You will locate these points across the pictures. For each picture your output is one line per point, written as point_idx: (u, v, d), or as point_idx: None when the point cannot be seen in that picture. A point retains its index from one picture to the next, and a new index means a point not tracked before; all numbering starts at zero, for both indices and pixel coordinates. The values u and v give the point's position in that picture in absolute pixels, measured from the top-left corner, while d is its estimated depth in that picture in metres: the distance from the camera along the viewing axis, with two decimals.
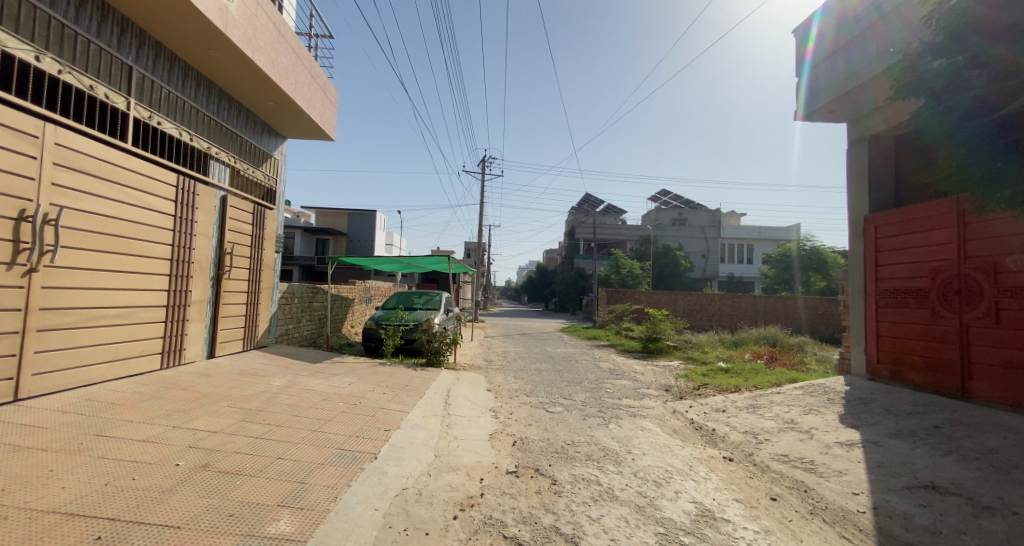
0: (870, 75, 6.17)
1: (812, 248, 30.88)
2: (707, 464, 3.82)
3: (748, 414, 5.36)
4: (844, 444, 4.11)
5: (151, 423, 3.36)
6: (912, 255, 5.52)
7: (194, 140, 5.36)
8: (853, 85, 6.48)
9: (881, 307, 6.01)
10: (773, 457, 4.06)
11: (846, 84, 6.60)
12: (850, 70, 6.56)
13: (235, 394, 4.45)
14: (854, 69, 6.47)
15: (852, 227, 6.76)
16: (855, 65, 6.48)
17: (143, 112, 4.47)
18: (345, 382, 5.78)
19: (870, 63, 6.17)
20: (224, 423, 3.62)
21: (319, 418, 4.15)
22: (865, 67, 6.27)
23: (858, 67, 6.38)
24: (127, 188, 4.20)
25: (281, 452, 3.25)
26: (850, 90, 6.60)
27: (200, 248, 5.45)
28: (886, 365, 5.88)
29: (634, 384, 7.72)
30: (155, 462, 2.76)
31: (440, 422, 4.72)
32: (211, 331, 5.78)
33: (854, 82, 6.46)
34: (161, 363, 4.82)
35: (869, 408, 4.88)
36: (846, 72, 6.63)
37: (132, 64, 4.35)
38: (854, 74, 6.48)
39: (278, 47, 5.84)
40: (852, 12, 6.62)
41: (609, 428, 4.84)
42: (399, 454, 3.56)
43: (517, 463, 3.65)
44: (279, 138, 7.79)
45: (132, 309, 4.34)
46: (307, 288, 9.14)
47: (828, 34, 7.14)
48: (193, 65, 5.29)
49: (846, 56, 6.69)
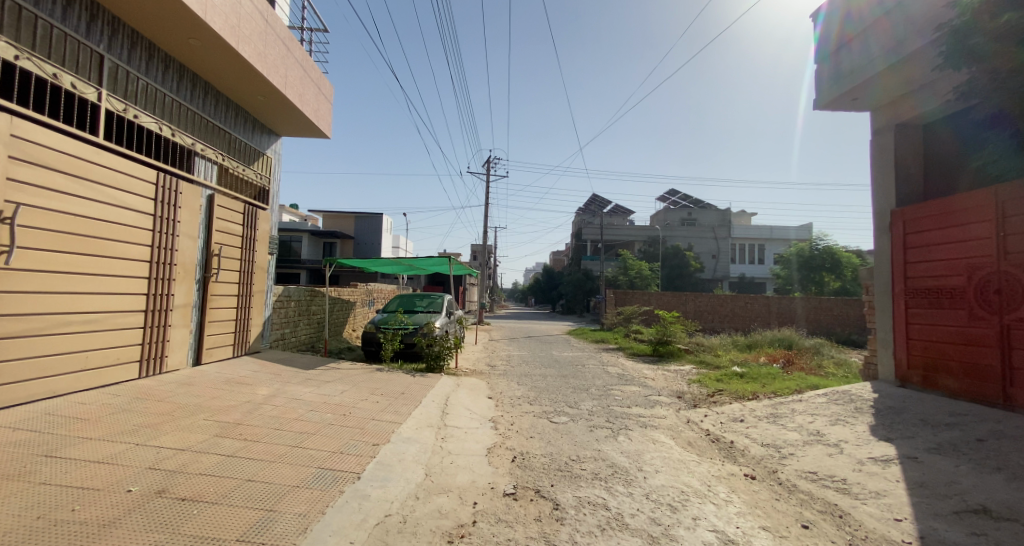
0: (874, 73, 5.95)
1: (824, 248, 30.14)
2: (727, 483, 3.42)
3: (769, 425, 4.94)
4: (879, 460, 3.64)
5: (111, 441, 3.07)
6: (945, 252, 5.06)
7: (176, 135, 5.12)
8: (857, 83, 6.27)
9: (910, 308, 5.56)
10: (800, 474, 3.62)
11: (850, 82, 6.39)
12: (854, 69, 6.34)
13: (213, 406, 4.15)
14: (858, 68, 6.25)
15: (876, 222, 6.29)
16: (858, 65, 6.26)
17: (117, 104, 4.25)
18: (337, 390, 5.47)
19: (874, 63, 5.96)
20: (195, 440, 3.31)
21: (302, 432, 3.83)
22: (869, 66, 6.05)
23: (862, 66, 6.17)
24: (97, 185, 3.96)
25: (251, 473, 2.93)
26: (852, 88, 6.40)
27: (184, 250, 5.19)
28: (918, 371, 5.43)
29: (643, 390, 7.31)
30: (102, 489, 2.47)
31: (435, 434, 4.38)
32: (197, 336, 5.52)
33: (857, 80, 6.26)
34: (139, 372, 4.56)
35: (903, 418, 4.43)
36: (849, 70, 6.43)
37: (104, 53, 4.13)
38: (858, 73, 6.26)
39: (265, 37, 5.59)
40: (856, 11, 6.41)
41: (619, 440, 4.45)
42: (385, 473, 3.22)
43: (516, 483, 3.29)
44: (271, 136, 7.54)
45: (104, 315, 4.07)
46: (304, 291, 8.87)
47: (831, 32, 6.90)
48: (173, 56, 5.05)
49: (850, 55, 6.48)
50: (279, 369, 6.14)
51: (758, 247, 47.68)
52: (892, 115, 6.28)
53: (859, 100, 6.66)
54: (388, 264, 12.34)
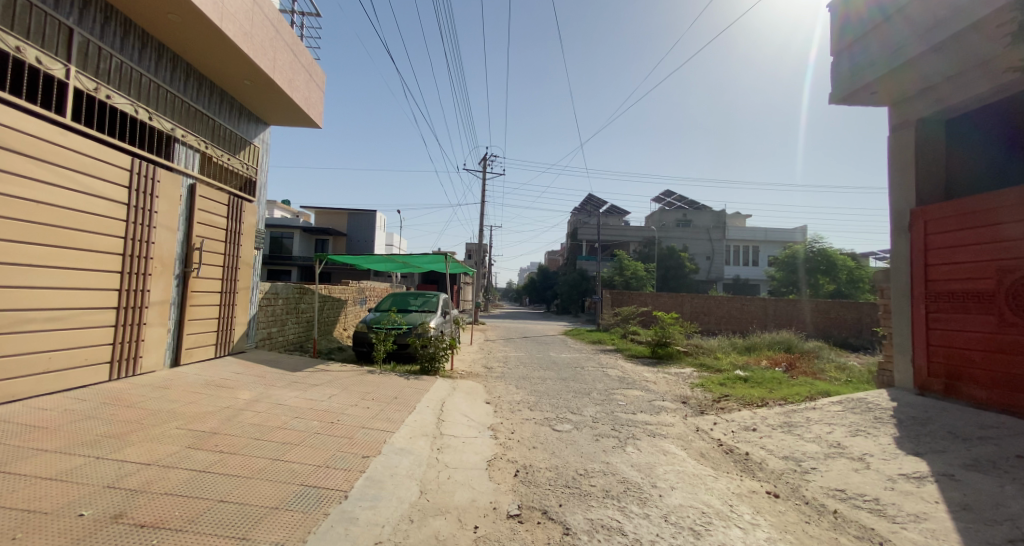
0: (876, 77, 5.86)
1: (818, 251, 30.23)
2: (750, 502, 3.15)
3: (784, 435, 4.69)
4: (911, 478, 3.38)
5: (68, 453, 2.71)
6: (972, 253, 4.84)
7: (155, 119, 4.75)
8: (857, 87, 6.19)
9: (932, 313, 5.34)
10: (826, 492, 3.37)
11: (851, 86, 6.30)
12: (855, 72, 6.24)
13: (189, 412, 3.79)
14: (859, 72, 6.16)
15: (894, 222, 6.07)
16: (859, 68, 6.16)
17: (88, 83, 3.88)
18: (325, 395, 5.11)
19: (875, 66, 5.88)
20: (165, 452, 2.97)
21: (285, 442, 3.50)
22: (869, 70, 5.97)
23: (863, 69, 6.08)
24: (61, 169, 3.58)
25: (225, 493, 2.59)
26: (853, 92, 6.31)
27: (161, 243, 4.82)
28: (939, 379, 5.20)
29: (647, 395, 7.04)
30: (50, 513, 2.12)
31: (430, 444, 4.07)
32: (175, 336, 5.15)
33: (857, 84, 6.17)
34: (109, 374, 4.18)
35: (928, 430, 4.19)
36: (849, 74, 6.33)
37: (73, 26, 3.75)
38: (858, 76, 6.16)
39: (252, 17, 5.22)
40: (854, 13, 6.29)
41: (627, 451, 4.16)
42: (376, 491, 2.91)
43: (520, 502, 2.99)
44: (258, 125, 7.11)
45: (69, 313, 3.69)
46: (292, 289, 8.49)
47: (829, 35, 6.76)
48: (151, 34, 4.66)
49: (849, 59, 6.37)
50: (264, 371, 5.78)
51: (753, 249, 47.68)
52: (913, 111, 5.98)
53: (872, 97, 6.37)
54: (382, 264, 12.75)
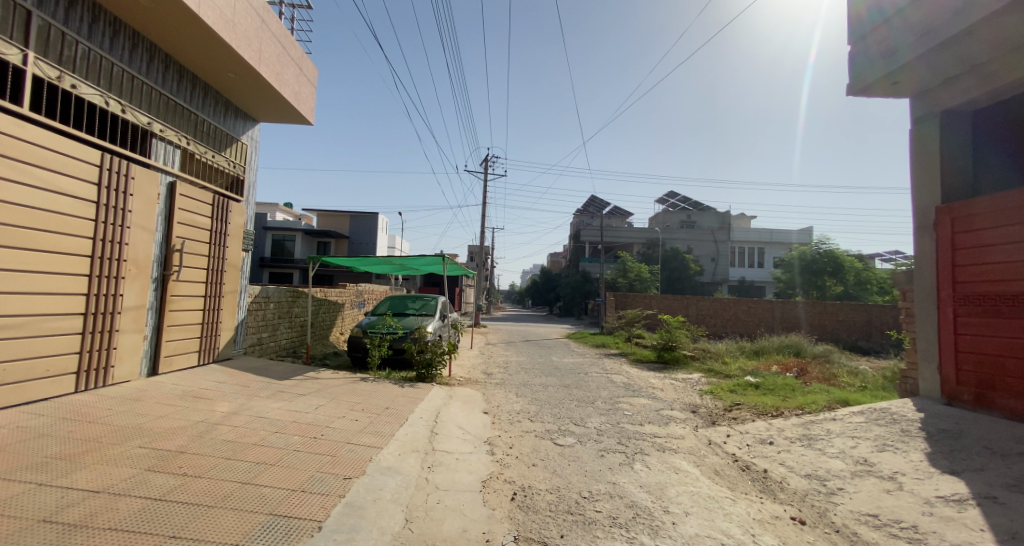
0: (871, 79, 5.68)
1: (825, 252, 29.63)
2: (773, 531, 2.81)
3: (804, 449, 4.35)
4: (951, 501, 3.03)
5: (6, 479, 2.41)
6: (1005, 253, 4.47)
7: (129, 112, 4.48)
8: (858, 89, 5.97)
9: (960, 317, 4.97)
10: (856, 518, 3.03)
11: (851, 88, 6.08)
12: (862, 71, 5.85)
13: (158, 428, 3.49)
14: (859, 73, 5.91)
15: (917, 222, 5.70)
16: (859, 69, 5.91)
17: (48, 70, 3.60)
18: (311, 406, 4.80)
19: (871, 68, 5.68)
20: (121, 476, 2.66)
21: (259, 462, 3.19)
22: (865, 72, 5.80)
23: (859, 72, 5.89)
24: (17, 162, 3.29)
25: (180, 526, 2.28)
26: (853, 94, 6.12)
27: (137, 244, 4.54)
28: (969, 389, 4.84)
29: (654, 403, 6.69)
30: None
31: (420, 462, 3.74)
32: (151, 343, 4.85)
33: (855, 87, 5.98)
34: (75, 385, 3.88)
35: (963, 446, 3.83)
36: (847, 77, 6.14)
37: (31, 9, 3.48)
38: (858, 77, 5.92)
39: (234, 5, 4.96)
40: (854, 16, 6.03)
41: (635, 469, 3.82)
42: (354, 521, 2.59)
43: (516, 533, 2.66)
44: (244, 122, 6.81)
45: (25, 319, 3.39)
46: (284, 292, 8.16)
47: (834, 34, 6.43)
48: (122, 20, 4.38)
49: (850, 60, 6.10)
50: (248, 380, 5.46)
51: (758, 250, 47.08)
52: (940, 103, 5.54)
53: (889, 93, 5.93)
54: (382, 264, 11.75)
